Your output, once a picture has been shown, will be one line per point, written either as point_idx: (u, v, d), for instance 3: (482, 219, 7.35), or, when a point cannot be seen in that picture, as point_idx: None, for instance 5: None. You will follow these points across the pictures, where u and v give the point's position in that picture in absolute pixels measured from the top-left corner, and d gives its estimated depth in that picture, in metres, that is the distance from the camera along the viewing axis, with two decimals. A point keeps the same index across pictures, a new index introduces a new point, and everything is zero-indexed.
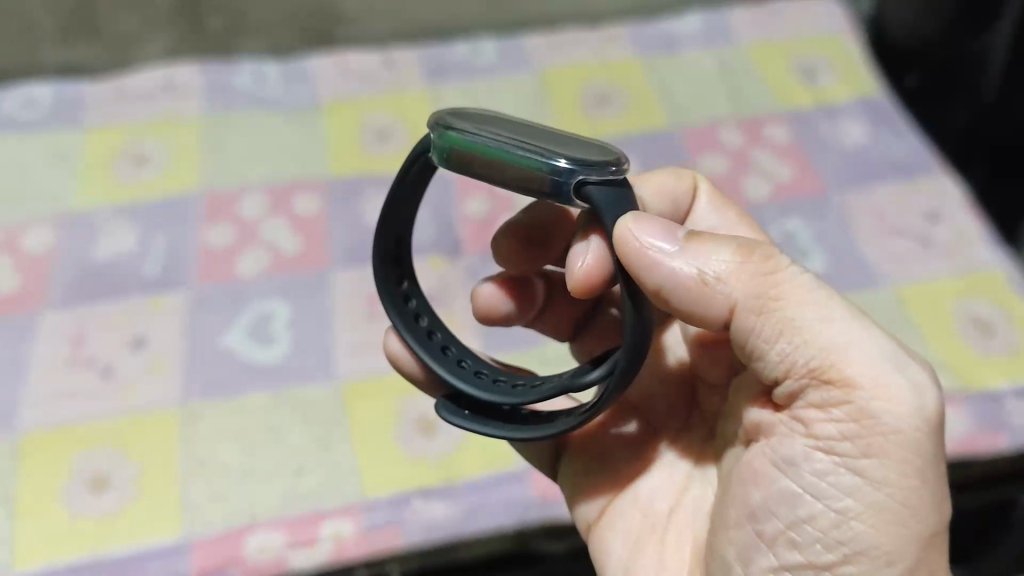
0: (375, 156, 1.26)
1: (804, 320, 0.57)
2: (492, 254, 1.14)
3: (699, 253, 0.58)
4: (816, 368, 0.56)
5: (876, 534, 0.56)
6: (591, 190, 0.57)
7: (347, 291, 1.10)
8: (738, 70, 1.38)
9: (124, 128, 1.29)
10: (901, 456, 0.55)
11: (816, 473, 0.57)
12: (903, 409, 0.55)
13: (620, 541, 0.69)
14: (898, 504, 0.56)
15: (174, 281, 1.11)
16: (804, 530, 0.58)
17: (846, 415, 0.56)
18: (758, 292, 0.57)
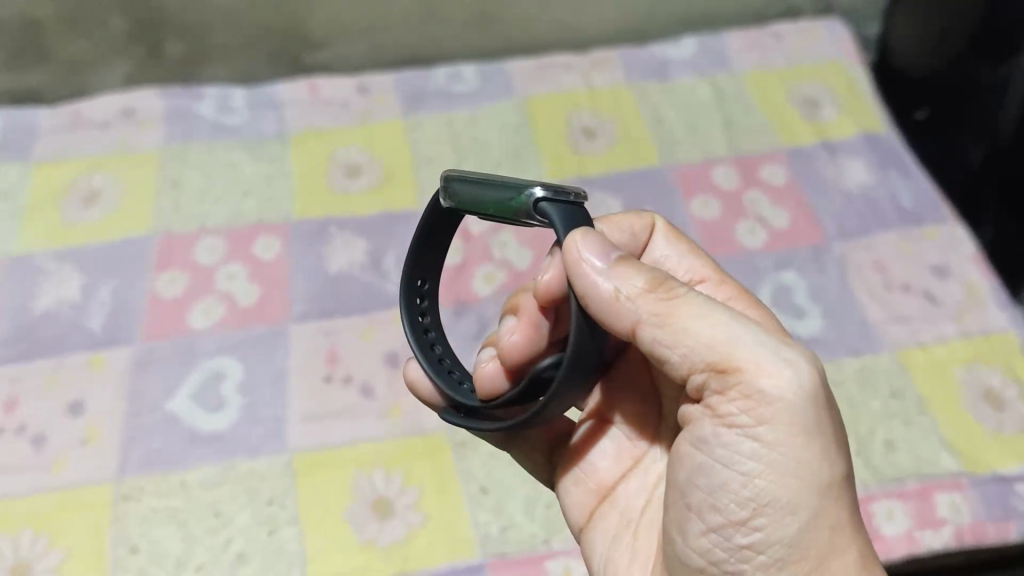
0: (342, 194, 1.17)
1: (691, 323, 0.52)
2: (462, 308, 1.06)
3: (621, 274, 0.54)
4: (709, 357, 0.52)
5: (777, 496, 0.53)
6: (544, 207, 0.56)
7: (303, 347, 1.01)
8: (736, 100, 1.29)
9: (75, 160, 1.20)
10: (791, 422, 0.52)
11: (724, 446, 0.53)
12: (781, 378, 0.51)
13: (602, 539, 0.65)
14: (792, 466, 0.52)
15: (119, 336, 1.03)
16: (722, 502, 0.54)
17: (735, 392, 0.52)
18: (659, 311, 0.53)
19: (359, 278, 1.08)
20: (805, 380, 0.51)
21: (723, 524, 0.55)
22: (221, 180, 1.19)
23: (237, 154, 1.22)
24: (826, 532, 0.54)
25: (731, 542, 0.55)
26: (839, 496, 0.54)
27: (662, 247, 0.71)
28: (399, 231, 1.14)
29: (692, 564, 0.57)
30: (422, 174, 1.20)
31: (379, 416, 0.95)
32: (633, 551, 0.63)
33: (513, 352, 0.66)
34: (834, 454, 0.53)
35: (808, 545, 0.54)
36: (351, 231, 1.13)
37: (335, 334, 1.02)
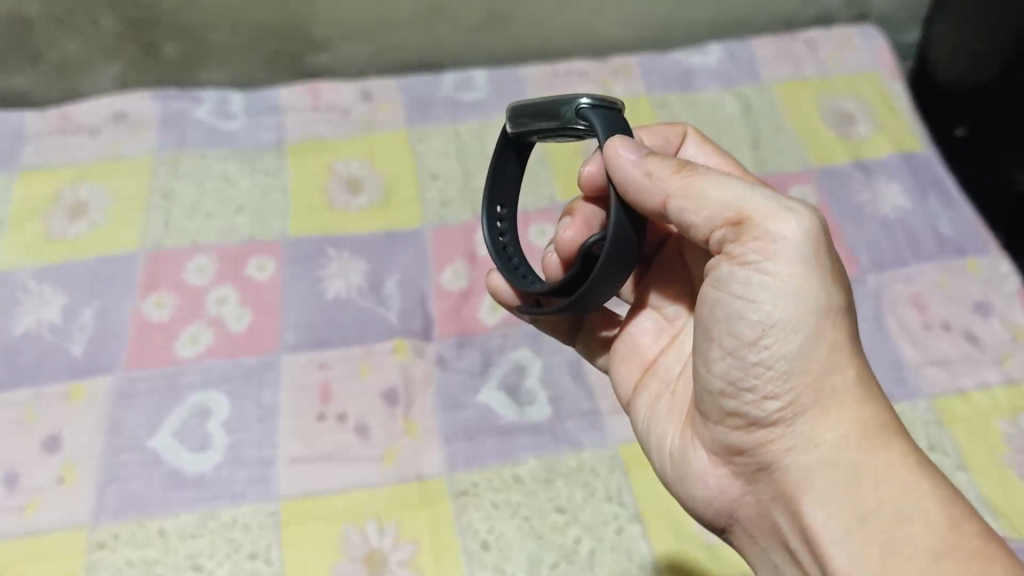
0: (342, 211, 1.10)
1: (709, 190, 0.57)
2: (466, 339, 0.99)
3: (652, 162, 0.60)
4: (725, 211, 0.57)
5: (783, 326, 0.57)
6: (589, 114, 0.64)
7: (294, 380, 0.95)
8: (763, 115, 1.21)
9: (61, 168, 1.13)
10: (794, 261, 0.56)
11: (740, 291, 0.58)
12: (785, 219, 0.55)
13: (649, 404, 0.71)
14: (799, 294, 0.57)
15: (101, 364, 0.96)
16: (745, 338, 0.58)
17: (744, 233, 0.56)
18: (680, 182, 0.59)
19: (357, 303, 1.01)
20: (806, 225, 0.55)
21: (739, 351, 0.59)
22: (214, 192, 1.12)
23: (232, 164, 1.15)
24: (832, 357, 0.58)
25: (748, 367, 0.59)
26: (840, 334, 0.58)
27: (692, 150, 0.78)
28: (401, 252, 1.06)
29: (714, 391, 0.62)
30: (428, 189, 1.13)
31: (373, 461, 0.89)
32: (673, 406, 0.70)
33: (568, 246, 0.74)
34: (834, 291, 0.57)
35: (815, 365, 0.58)
36: (350, 251, 1.06)
37: (330, 366, 0.96)
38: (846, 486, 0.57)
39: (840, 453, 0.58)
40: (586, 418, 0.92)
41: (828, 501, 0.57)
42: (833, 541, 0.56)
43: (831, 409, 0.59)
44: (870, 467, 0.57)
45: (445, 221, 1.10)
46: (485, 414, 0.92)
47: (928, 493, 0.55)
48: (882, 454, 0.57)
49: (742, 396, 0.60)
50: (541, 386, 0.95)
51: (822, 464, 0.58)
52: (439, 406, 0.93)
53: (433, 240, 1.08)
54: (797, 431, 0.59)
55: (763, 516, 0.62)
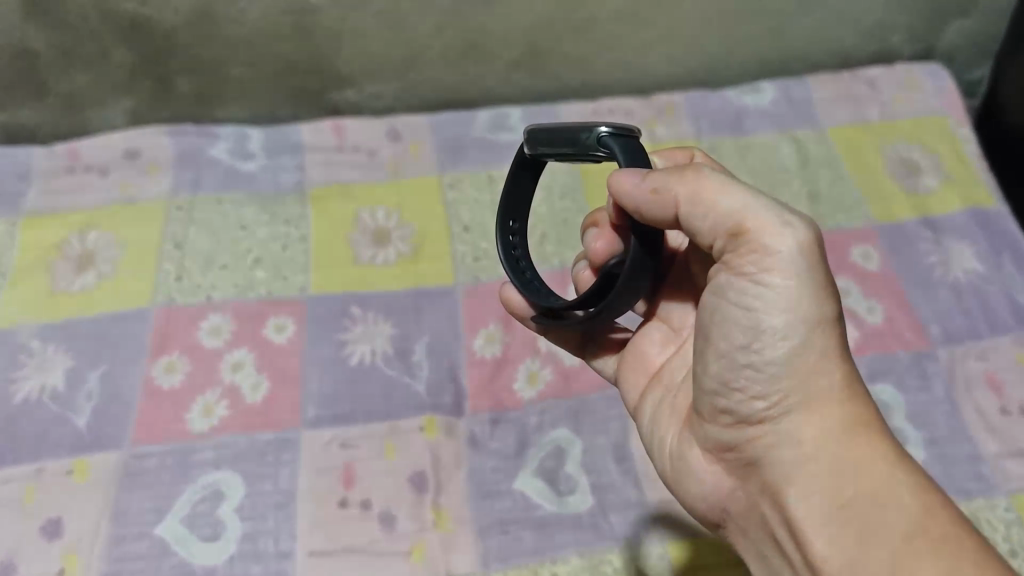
0: (367, 266, 1.03)
1: (710, 196, 0.55)
2: (500, 415, 0.91)
3: (658, 176, 0.57)
4: (724, 224, 0.55)
5: (768, 332, 0.56)
6: (608, 141, 0.62)
7: (314, 461, 0.87)
8: (821, 164, 1.12)
9: (69, 213, 1.06)
10: (787, 274, 0.54)
11: (734, 295, 0.56)
12: (780, 236, 0.54)
13: (654, 406, 0.69)
14: (790, 302, 0.55)
15: (107, 438, 0.88)
16: (732, 339, 0.57)
17: (736, 239, 0.55)
18: (678, 185, 0.56)
19: (383, 371, 0.94)
20: (802, 239, 0.53)
21: (732, 354, 0.58)
22: (231, 242, 1.04)
23: (250, 212, 1.07)
24: (817, 359, 0.57)
25: (735, 366, 0.58)
26: (829, 338, 0.56)
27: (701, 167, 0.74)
28: (430, 313, 0.99)
29: (706, 388, 0.60)
30: (458, 242, 1.05)
31: (400, 555, 0.81)
32: (675, 407, 0.68)
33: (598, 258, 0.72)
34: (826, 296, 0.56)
35: (800, 365, 0.57)
36: (376, 312, 0.99)
37: (353, 445, 0.88)
38: (828, 479, 0.55)
39: (822, 449, 0.56)
40: (632, 512, 0.84)
41: (811, 494, 0.55)
42: (815, 534, 0.54)
43: (815, 406, 0.57)
44: (849, 463, 0.55)
45: (478, 278, 1.02)
46: (522, 503, 0.85)
47: (908, 487, 0.53)
48: (863, 450, 0.55)
49: (733, 395, 0.59)
50: (583, 473, 0.87)
51: (806, 460, 0.56)
52: (471, 494, 0.85)
53: (465, 300, 1.00)
54: (781, 427, 0.57)
55: (750, 512, 0.60)
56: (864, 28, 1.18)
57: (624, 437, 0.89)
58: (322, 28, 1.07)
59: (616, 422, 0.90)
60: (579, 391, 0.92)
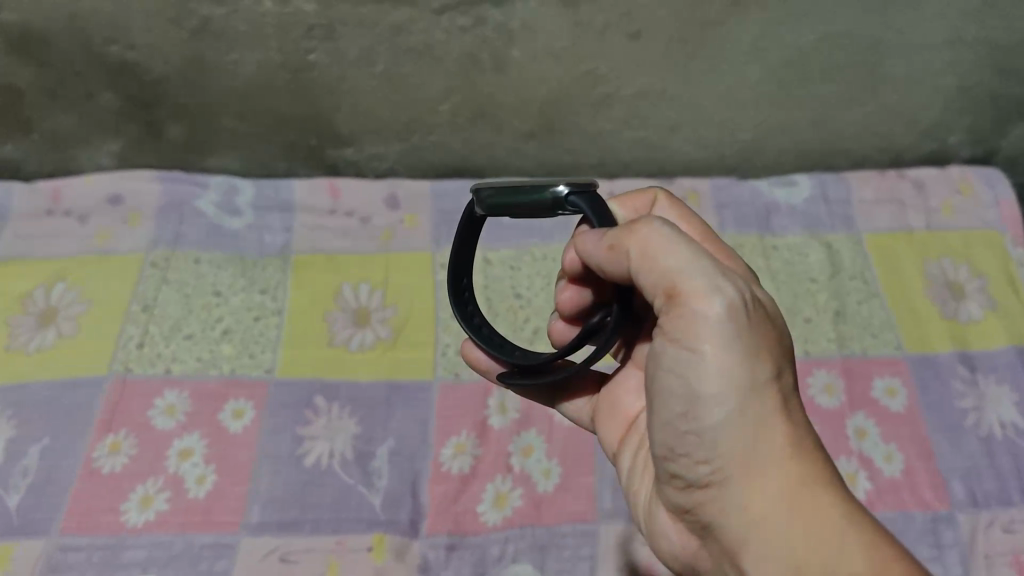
0: (341, 349, 0.95)
1: (651, 256, 0.52)
2: (459, 540, 0.82)
3: (610, 234, 0.55)
4: (662, 285, 0.52)
5: (705, 397, 0.52)
6: (573, 199, 0.59)
7: (248, 575, 0.80)
8: (851, 277, 1.02)
9: (40, 261, 1.01)
10: (717, 337, 0.51)
11: (671, 363, 0.53)
12: (709, 302, 0.51)
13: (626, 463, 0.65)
14: (726, 367, 0.52)
15: (35, 524, 0.82)
16: (673, 406, 0.54)
17: (672, 303, 0.52)
18: (624, 245, 0.54)
19: (339, 477, 0.86)
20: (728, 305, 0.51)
21: (677, 422, 0.54)
22: (202, 308, 0.98)
23: (226, 275, 1.01)
24: (758, 417, 0.52)
25: (679, 434, 0.54)
26: (772, 397, 0.52)
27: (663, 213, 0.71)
28: (400, 412, 0.91)
29: (655, 454, 0.56)
30: (443, 330, 0.97)
31: None
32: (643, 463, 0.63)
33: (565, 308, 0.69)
34: (759, 354, 0.52)
35: (742, 425, 0.52)
36: (342, 405, 0.91)
37: (293, 560, 0.81)
38: (780, 543, 0.49)
39: (769, 512, 0.50)
40: None
41: (765, 560, 0.50)
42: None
43: (760, 463, 0.51)
44: (800, 526, 0.49)
45: (458, 375, 0.93)
46: None
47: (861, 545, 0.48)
48: (813, 510, 0.49)
49: (678, 459, 0.54)
50: None
51: (756, 525, 0.51)
52: None
53: (440, 400, 0.91)
54: (727, 490, 0.52)
55: (716, 572, 0.56)
56: (918, 128, 1.08)
57: None
58: (322, 87, 0.99)
59: (584, 563, 0.81)
60: (549, 522, 0.84)
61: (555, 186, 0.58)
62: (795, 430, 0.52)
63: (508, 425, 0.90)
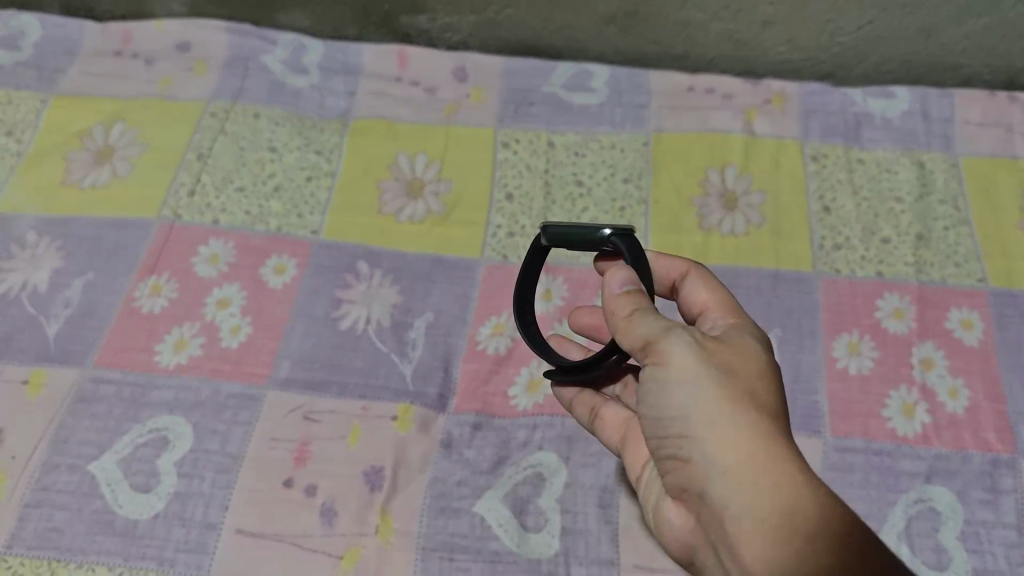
0: (390, 218, 0.93)
1: (631, 316, 0.53)
2: (485, 421, 0.80)
3: (608, 292, 0.56)
4: (638, 337, 0.52)
5: (676, 391, 0.50)
6: (616, 239, 0.60)
7: (271, 427, 0.79)
8: (941, 200, 0.94)
9: (104, 100, 1.01)
10: (685, 359, 0.50)
11: (644, 383, 0.52)
12: (674, 334, 0.51)
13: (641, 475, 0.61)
14: (690, 383, 0.50)
15: (71, 353, 0.83)
16: (649, 418, 0.52)
17: (645, 352, 0.52)
18: (615, 306, 0.55)
19: (372, 342, 0.84)
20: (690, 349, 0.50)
21: (653, 414, 0.52)
22: (255, 163, 0.96)
23: (284, 132, 0.99)
24: (727, 403, 0.49)
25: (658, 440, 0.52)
26: (736, 398, 0.49)
27: (694, 285, 0.61)
28: (442, 288, 0.88)
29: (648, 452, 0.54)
30: (495, 211, 0.93)
31: (329, 558, 0.72)
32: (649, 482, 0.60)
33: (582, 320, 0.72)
34: (723, 364, 0.51)
35: (712, 412, 0.49)
36: (385, 274, 0.89)
37: (317, 418, 0.80)
38: (751, 514, 0.47)
39: (734, 476, 0.48)
40: (598, 571, 0.73)
41: (736, 527, 0.48)
42: (745, 558, 0.47)
43: (724, 434, 0.49)
44: (762, 487, 0.47)
45: (505, 258, 0.90)
46: (477, 530, 0.74)
47: (814, 490, 0.47)
48: (776, 475, 0.47)
49: (658, 440, 0.52)
50: (556, 511, 0.75)
51: (724, 493, 0.48)
52: (425, 506, 0.75)
53: (484, 280, 0.89)
54: (698, 463, 0.50)
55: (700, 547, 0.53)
56: None
57: (615, 480, 0.77)
58: None
59: (611, 460, 0.78)
60: None
61: (602, 226, 0.61)
62: (762, 410, 0.50)
63: (552, 311, 0.86)
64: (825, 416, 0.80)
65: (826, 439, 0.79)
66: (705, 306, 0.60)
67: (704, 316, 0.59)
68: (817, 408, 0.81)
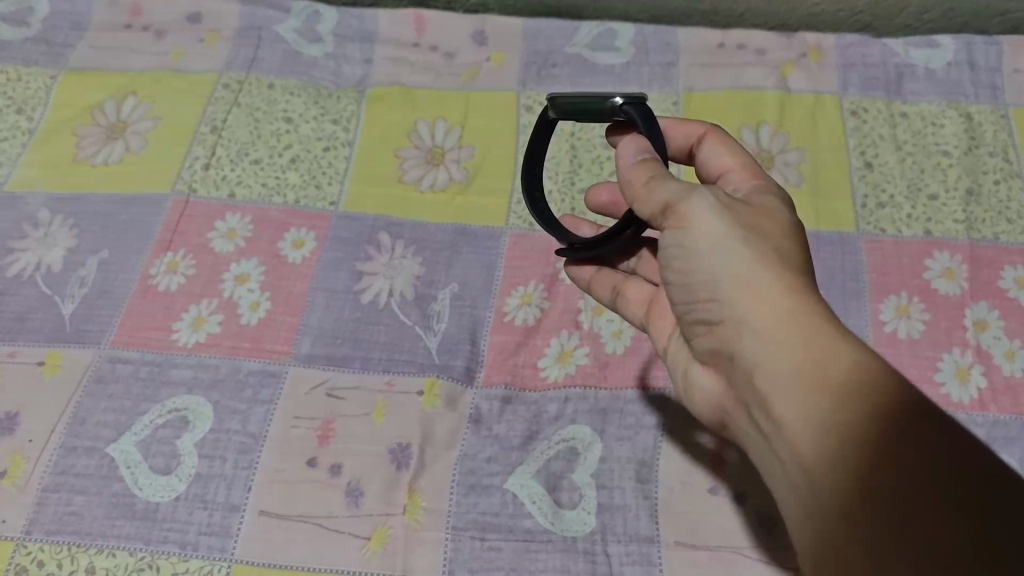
0: (411, 187, 0.89)
1: (648, 187, 0.54)
2: (515, 395, 0.77)
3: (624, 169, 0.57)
4: (658, 204, 0.54)
5: (705, 252, 0.51)
6: (626, 107, 0.61)
7: (293, 405, 0.76)
8: (991, 153, 0.89)
9: (115, 74, 0.98)
10: (709, 221, 0.51)
11: (668, 249, 0.54)
12: (697, 196, 0.52)
13: (673, 352, 0.63)
14: (713, 241, 0.51)
15: (86, 333, 0.80)
16: (678, 282, 0.54)
17: (666, 217, 0.53)
18: (631, 178, 0.56)
19: (396, 316, 0.81)
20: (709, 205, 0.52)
21: (685, 278, 0.53)
22: (271, 134, 0.93)
23: (299, 101, 0.95)
24: (756, 259, 0.50)
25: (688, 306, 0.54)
26: (761, 253, 0.51)
27: (710, 148, 0.64)
28: (467, 258, 0.85)
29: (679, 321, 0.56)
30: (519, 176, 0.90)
31: (356, 540, 0.70)
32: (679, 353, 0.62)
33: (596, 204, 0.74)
34: (749, 225, 0.52)
35: (741, 269, 0.50)
36: (407, 244, 0.85)
37: (340, 395, 0.77)
38: (780, 359, 0.48)
39: (766, 331, 0.49)
40: (638, 549, 0.69)
41: (769, 377, 0.48)
42: (777, 409, 0.48)
43: (754, 290, 0.50)
44: (792, 338, 0.48)
45: (531, 226, 0.86)
46: (510, 507, 0.71)
47: (848, 342, 0.46)
48: (806, 327, 0.48)
49: (692, 306, 0.54)
50: (592, 486, 0.72)
51: (756, 345, 0.49)
52: (455, 484, 0.72)
53: (510, 249, 0.85)
54: (731, 321, 0.51)
55: (735, 408, 0.55)
56: None
57: (652, 453, 0.73)
58: None
59: (648, 432, 0.74)
60: (613, 386, 0.76)
61: (612, 96, 0.61)
62: (789, 266, 0.51)
63: None
64: None
65: None
66: (725, 168, 0.62)
67: (726, 177, 0.61)
68: None
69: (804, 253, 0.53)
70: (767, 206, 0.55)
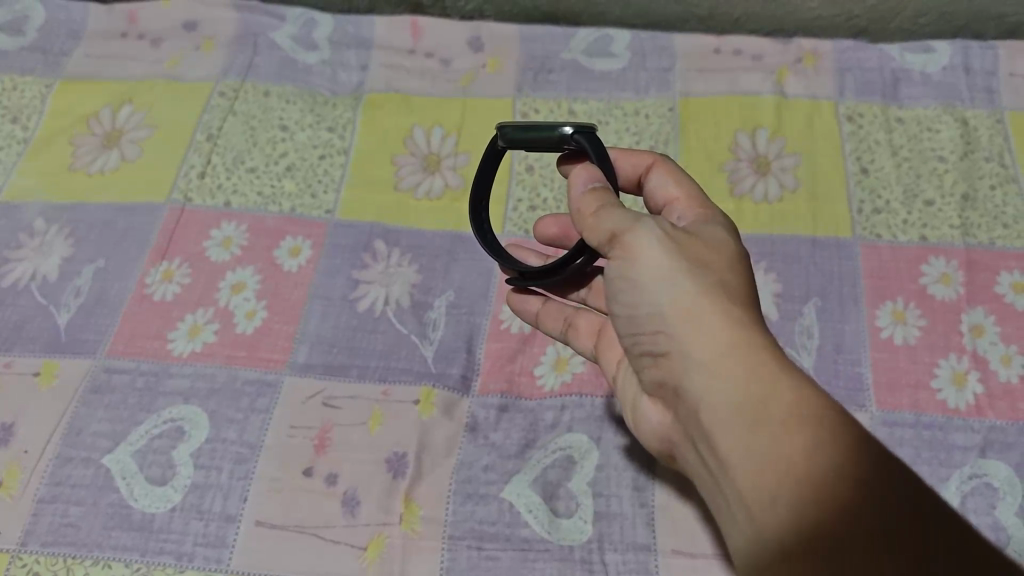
0: (407, 195, 0.89)
1: (597, 215, 0.54)
2: (511, 403, 0.77)
3: (575, 198, 0.56)
4: (606, 233, 0.53)
5: (648, 283, 0.51)
6: (576, 137, 0.60)
7: (290, 414, 0.76)
8: (986, 157, 0.89)
9: (110, 83, 0.98)
10: (654, 253, 0.51)
11: (615, 281, 0.53)
12: (641, 227, 0.51)
13: (622, 381, 0.63)
14: (660, 274, 0.51)
15: (82, 343, 0.80)
16: (625, 313, 0.53)
17: (613, 246, 0.53)
18: (581, 206, 0.55)
19: (392, 324, 0.81)
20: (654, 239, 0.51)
21: (629, 310, 0.53)
22: (267, 142, 0.93)
23: (295, 109, 0.95)
24: (702, 293, 0.50)
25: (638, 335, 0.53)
26: (708, 286, 0.50)
27: (660, 177, 0.64)
28: (463, 264, 0.85)
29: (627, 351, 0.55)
30: (516, 182, 0.90)
31: (353, 550, 0.70)
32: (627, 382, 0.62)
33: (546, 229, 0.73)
34: (694, 256, 0.51)
35: (688, 304, 0.50)
36: (403, 252, 0.85)
37: (336, 404, 0.77)
38: (726, 396, 0.47)
39: (712, 364, 0.48)
40: (635, 557, 0.69)
41: (712, 413, 0.48)
42: (720, 446, 0.47)
43: (697, 322, 0.49)
44: (736, 372, 0.47)
45: (527, 233, 0.87)
46: (506, 515, 0.71)
47: (793, 379, 0.46)
48: (751, 362, 0.47)
49: (636, 338, 0.54)
50: (589, 494, 0.72)
51: (702, 381, 0.49)
52: (452, 492, 0.72)
53: None
54: (676, 354, 0.50)
55: (681, 440, 0.54)
56: None
57: (650, 461, 0.73)
58: None
59: None
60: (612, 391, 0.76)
61: (561, 125, 0.61)
62: (735, 299, 0.50)
63: None
64: (870, 388, 0.76)
65: (872, 413, 0.75)
66: (672, 199, 0.62)
67: (672, 208, 0.62)
68: (861, 379, 0.77)
69: (749, 284, 0.52)
70: (716, 236, 0.54)
